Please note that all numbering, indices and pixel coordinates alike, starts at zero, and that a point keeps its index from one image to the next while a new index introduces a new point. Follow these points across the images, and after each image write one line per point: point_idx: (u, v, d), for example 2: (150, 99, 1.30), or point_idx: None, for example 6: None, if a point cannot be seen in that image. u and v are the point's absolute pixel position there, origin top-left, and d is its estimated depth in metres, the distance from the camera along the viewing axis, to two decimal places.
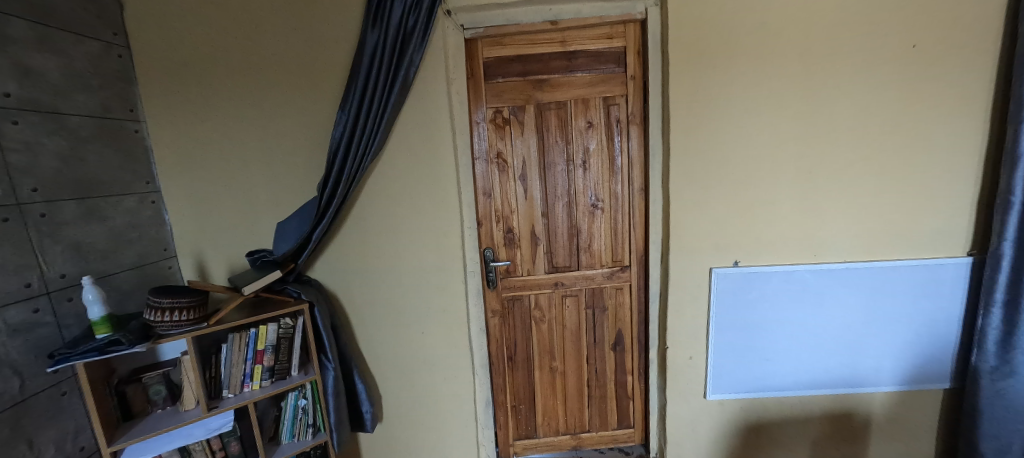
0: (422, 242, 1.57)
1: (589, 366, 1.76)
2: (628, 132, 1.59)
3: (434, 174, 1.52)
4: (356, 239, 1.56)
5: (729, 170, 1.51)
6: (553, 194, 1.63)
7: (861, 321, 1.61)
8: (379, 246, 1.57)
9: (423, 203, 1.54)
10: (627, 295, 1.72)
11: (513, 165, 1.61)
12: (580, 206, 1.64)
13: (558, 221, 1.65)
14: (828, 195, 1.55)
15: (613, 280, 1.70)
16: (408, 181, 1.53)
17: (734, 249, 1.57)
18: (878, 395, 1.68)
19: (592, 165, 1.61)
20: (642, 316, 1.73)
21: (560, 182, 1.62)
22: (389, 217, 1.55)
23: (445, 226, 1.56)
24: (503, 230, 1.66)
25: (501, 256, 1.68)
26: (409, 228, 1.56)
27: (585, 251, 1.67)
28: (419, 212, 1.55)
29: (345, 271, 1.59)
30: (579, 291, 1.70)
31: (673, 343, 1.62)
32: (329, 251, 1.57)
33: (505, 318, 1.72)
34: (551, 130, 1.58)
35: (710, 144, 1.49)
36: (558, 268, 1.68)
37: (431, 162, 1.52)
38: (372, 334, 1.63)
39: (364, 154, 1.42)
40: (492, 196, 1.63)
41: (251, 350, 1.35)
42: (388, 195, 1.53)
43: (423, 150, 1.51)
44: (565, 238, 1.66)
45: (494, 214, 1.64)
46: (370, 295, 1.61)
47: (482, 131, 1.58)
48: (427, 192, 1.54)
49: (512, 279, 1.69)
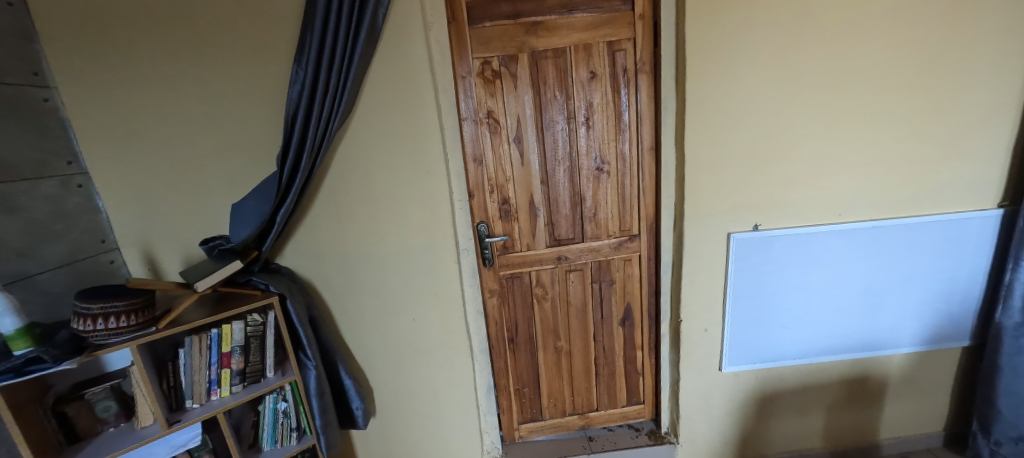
0: (406, 219, 1.38)
1: (596, 345, 1.63)
2: (636, 83, 1.39)
3: (414, 140, 1.31)
4: (330, 218, 1.36)
5: (750, 124, 1.34)
6: (552, 157, 1.43)
7: (883, 281, 1.51)
8: (358, 225, 1.37)
9: (404, 174, 1.34)
10: (636, 267, 1.56)
11: (506, 124, 1.40)
12: (584, 171, 1.45)
13: (559, 188, 1.46)
14: (856, 149, 1.40)
15: (622, 252, 1.53)
16: (385, 149, 1.31)
17: (753, 212, 1.42)
18: (895, 357, 1.61)
19: (597, 122, 1.41)
20: (653, 288, 1.59)
21: (560, 142, 1.42)
22: (366, 192, 1.34)
23: (432, 199, 1.37)
24: (498, 202, 1.46)
25: (497, 230, 1.49)
26: (390, 203, 1.36)
27: (591, 221, 1.50)
28: (400, 184, 1.35)
29: (320, 255, 1.39)
30: (584, 265, 1.53)
31: (687, 315, 1.50)
32: (300, 234, 1.36)
33: (503, 298, 1.56)
34: (548, 83, 1.37)
35: (731, 92, 1.30)
36: (561, 240, 1.51)
37: (409, 126, 1.30)
38: (357, 325, 1.46)
39: (330, 118, 1.17)
40: (484, 163, 1.42)
41: (215, 354, 1.17)
42: (363, 166, 1.32)
43: (399, 113, 1.28)
44: (568, 207, 1.48)
45: (486, 184, 1.45)
46: (352, 281, 1.43)
47: (469, 86, 1.36)
48: (408, 162, 1.33)
49: (509, 255, 1.51)
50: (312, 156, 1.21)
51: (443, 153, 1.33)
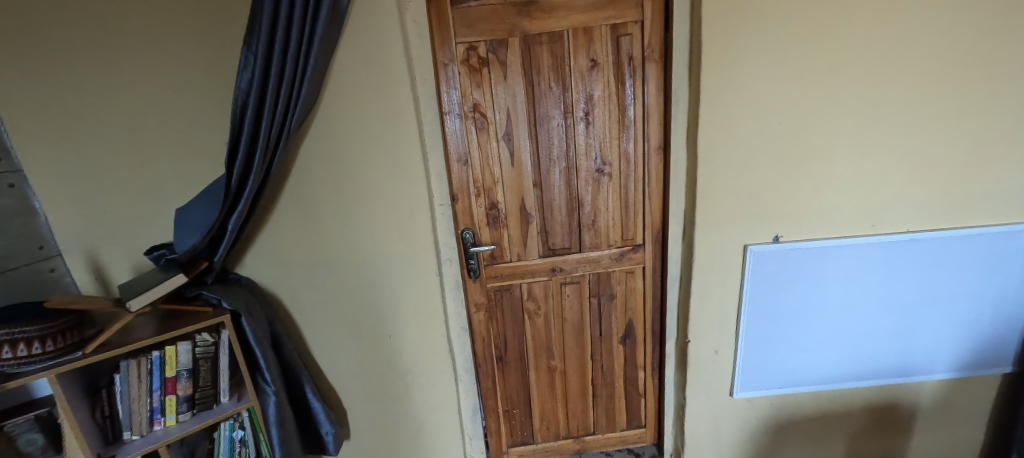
0: (381, 226, 1.22)
1: (593, 365, 1.47)
2: (642, 73, 1.21)
3: (388, 137, 1.15)
4: (294, 224, 1.20)
5: (774, 121, 1.16)
6: (547, 156, 1.27)
7: (919, 301, 1.34)
8: (327, 233, 1.22)
9: (378, 175, 1.18)
10: (639, 280, 1.39)
11: (494, 120, 1.24)
12: (583, 173, 1.28)
13: (554, 192, 1.29)
14: (897, 151, 1.21)
15: (624, 263, 1.36)
16: (356, 147, 1.15)
17: (773, 221, 1.25)
18: (927, 383, 1.45)
19: (598, 117, 1.24)
20: (657, 304, 1.42)
21: (556, 140, 1.25)
22: (334, 194, 1.18)
23: (410, 203, 1.21)
24: (485, 206, 1.30)
25: (484, 238, 1.34)
26: (362, 208, 1.20)
27: (590, 229, 1.33)
28: (373, 187, 1.19)
29: (283, 264, 1.24)
30: (582, 278, 1.37)
31: (695, 335, 1.34)
32: (260, 242, 1.21)
33: (491, 313, 1.40)
34: (543, 72, 1.20)
35: (754, 83, 1.13)
36: (556, 250, 1.35)
37: (383, 121, 1.14)
38: (328, 342, 1.32)
39: (286, 112, 1.00)
40: (469, 162, 1.26)
41: (158, 379, 1.03)
42: (330, 165, 1.16)
43: (371, 106, 1.12)
44: (565, 213, 1.31)
45: (472, 186, 1.28)
46: (321, 294, 1.28)
47: (453, 75, 1.19)
48: (382, 162, 1.17)
49: (497, 266, 1.35)
50: (269, 154, 1.05)
51: (422, 151, 1.18)
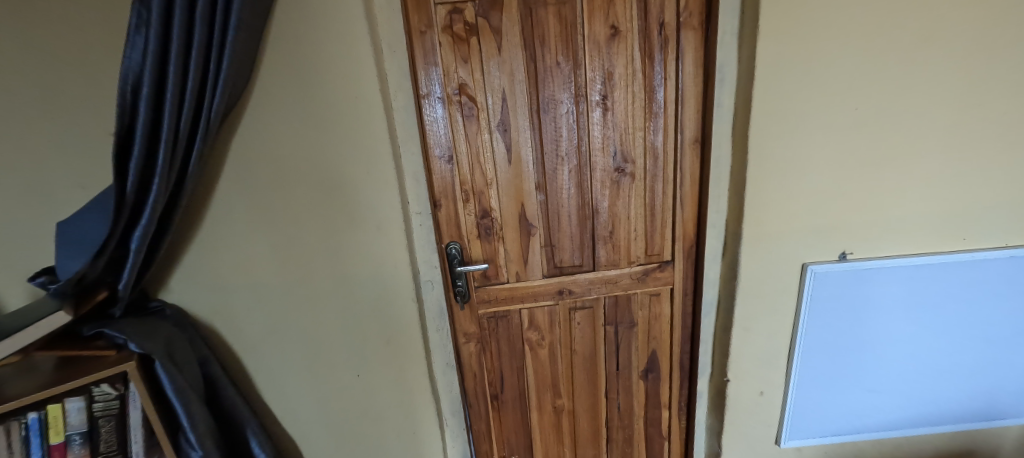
0: (344, 245, 0.95)
1: (608, 405, 1.22)
2: (677, 44, 0.94)
3: (348, 128, 0.89)
4: (229, 242, 0.92)
5: (850, 106, 0.90)
6: (553, 152, 1.00)
7: (1015, 331, 1.07)
8: (271, 252, 0.94)
9: (336, 180, 0.91)
10: (667, 304, 1.13)
11: (486, 106, 0.97)
12: (600, 175, 1.01)
13: (562, 197, 1.03)
14: (1004, 145, 0.94)
15: (647, 284, 1.10)
16: (303, 141, 0.87)
17: (840, 236, 0.99)
18: (1013, 427, 1.19)
19: (619, 105, 0.97)
20: (687, 334, 1.16)
21: (565, 131, 0.98)
22: (280, 205, 0.90)
23: (379, 212, 0.97)
24: (475, 215, 1.04)
25: (475, 255, 1.07)
26: (318, 223, 0.93)
27: (605, 245, 1.06)
28: (331, 195, 0.91)
29: (220, 291, 0.97)
30: (595, 302, 1.11)
31: (735, 373, 1.09)
32: (187, 263, 0.93)
33: (484, 344, 1.14)
34: (548, 42, 0.93)
35: (828, 56, 0.86)
36: (564, 268, 1.08)
37: (339, 109, 0.87)
38: (279, 388, 1.04)
39: (202, 94, 0.73)
40: (455, 159, 1.00)
41: (40, 447, 0.77)
42: (272, 168, 0.87)
43: (324, 89, 0.85)
44: (575, 223, 1.05)
45: (458, 189, 1.02)
46: (269, 329, 1.00)
47: (432, 47, 0.93)
48: (342, 162, 0.90)
49: (491, 288, 1.08)
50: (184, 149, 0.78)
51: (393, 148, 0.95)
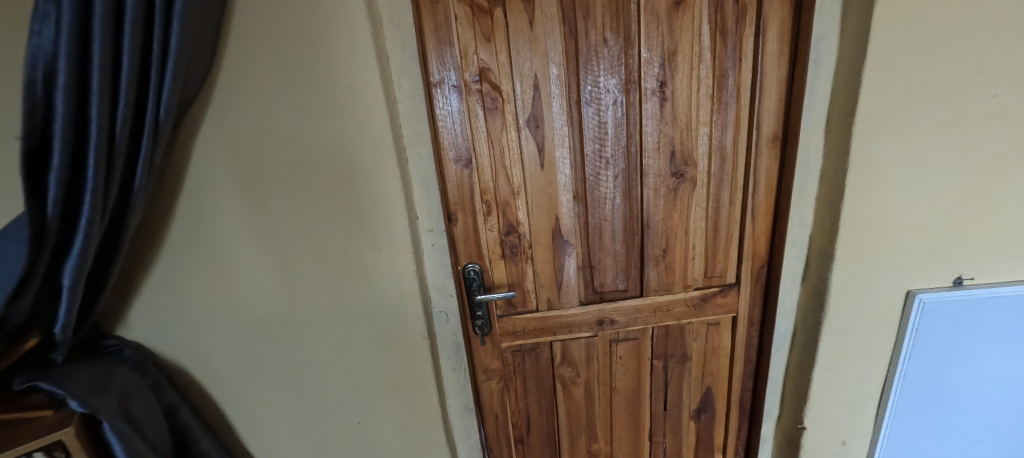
0: (339, 271, 0.77)
1: (653, 449, 1.03)
2: (758, 13, 0.73)
3: (342, 126, 0.70)
4: (189, 271, 0.72)
5: (992, 92, 0.68)
6: (596, 153, 0.80)
7: None
8: (244, 281, 0.74)
9: (328, 191, 0.72)
10: (728, 334, 0.94)
11: (513, 96, 0.77)
12: (655, 182, 0.82)
13: (606, 208, 0.83)
14: None
15: (706, 311, 0.91)
16: (283, 142, 0.68)
17: (960, 258, 0.78)
18: None
19: (681, 94, 0.77)
20: (750, 370, 0.97)
21: (611, 127, 0.79)
22: (258, 226, 0.71)
23: (382, 228, 0.78)
24: (498, 230, 0.85)
25: (497, 278, 0.88)
26: (306, 245, 0.74)
27: (656, 265, 0.87)
28: (322, 211, 0.73)
29: (187, 335, 0.77)
30: (642, 333, 0.92)
31: (812, 420, 0.90)
32: (138, 298, 0.73)
33: (508, 382, 0.96)
34: (594, 12, 0.72)
35: (968, 27, 0.65)
36: (605, 293, 0.89)
37: (331, 102, 0.69)
38: (265, 439, 0.87)
39: (171, 61, 0.52)
40: (474, 163, 0.80)
41: None
42: (246, 178, 0.68)
43: (308, 76, 0.66)
44: (621, 239, 0.86)
45: (478, 200, 0.82)
46: (247, 372, 0.82)
47: (445, 20, 0.73)
48: (335, 169, 0.72)
49: (516, 317, 0.90)
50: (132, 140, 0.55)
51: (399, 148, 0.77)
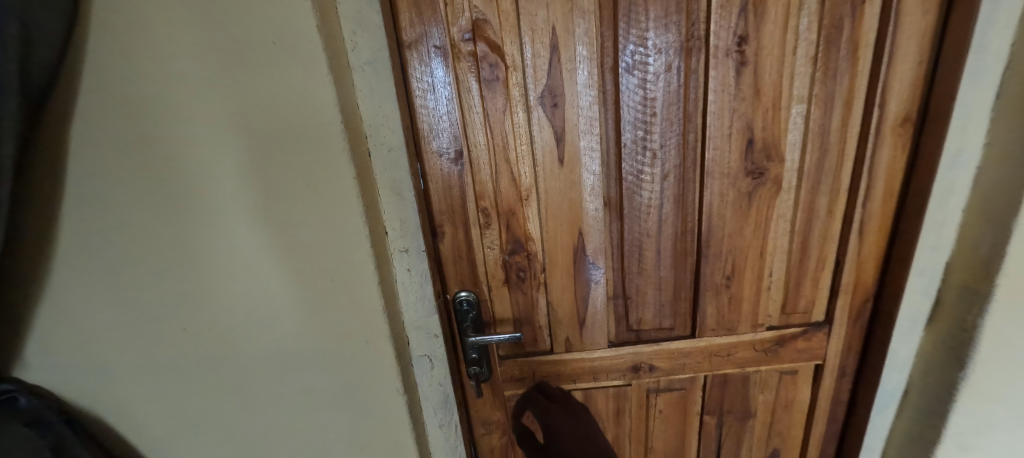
0: (282, 305, 0.57)
1: None
2: None
3: (268, 104, 0.47)
4: (89, 302, 0.55)
5: None
6: (640, 144, 0.56)
7: None
8: (161, 315, 0.56)
9: (258, 199, 0.51)
10: (807, 386, 0.70)
11: (519, 61, 0.54)
12: (723, 185, 0.57)
13: (651, 220, 0.60)
14: None
15: (782, 356, 0.67)
16: (188, 130, 0.47)
17: None
18: None
19: (770, 55, 0.52)
20: (834, 431, 0.73)
21: (663, 106, 0.54)
22: (168, 244, 0.53)
23: (332, 258, 0.53)
24: (500, 249, 0.62)
25: (499, 311, 0.66)
26: (235, 270, 0.55)
27: (717, 298, 0.64)
28: (250, 226, 0.52)
29: (92, 384, 0.59)
30: (691, 383, 0.69)
31: None
32: (21, 338, 0.55)
33: (514, 437, 0.75)
34: None
35: None
36: (643, 332, 0.67)
37: (252, 69, 0.46)
38: None
39: None
40: (467, 158, 0.58)
41: None
42: (146, 179, 0.49)
43: (217, 30, 0.44)
44: (670, 262, 0.62)
45: (473, 209, 0.60)
46: (177, 428, 0.63)
47: None
48: (262, 169, 0.50)
49: (525, 360, 0.68)
50: None
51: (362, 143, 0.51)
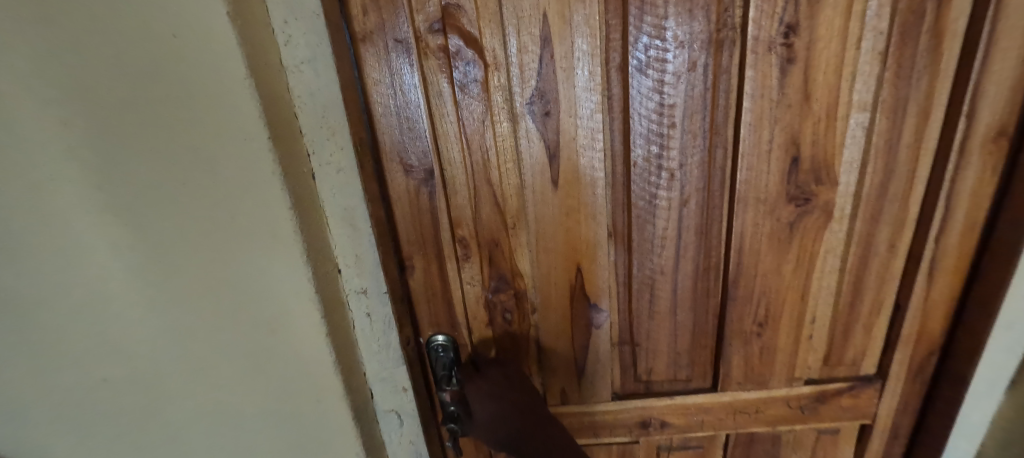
0: (211, 364, 0.46)
1: None
2: None
3: (172, 116, 0.36)
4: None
5: None
6: (655, 163, 0.45)
7: None
8: (68, 370, 0.46)
9: (169, 236, 0.40)
10: (850, 447, 0.59)
11: (502, 59, 0.42)
12: (757, 214, 0.46)
13: (666, 255, 0.49)
14: None
15: (822, 415, 0.56)
16: (69, 150, 0.37)
17: None
18: None
19: (827, 50, 0.40)
20: None
21: (684, 116, 0.43)
22: (66, 289, 0.42)
23: (266, 307, 0.43)
24: (481, 286, 0.52)
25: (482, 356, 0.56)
26: (149, 321, 0.44)
27: (746, 348, 0.52)
28: (163, 269, 0.41)
29: (8, 441, 0.51)
30: (711, 441, 0.59)
31: None
32: None
33: None
34: None
35: None
36: (654, 382, 0.56)
37: (146, 70, 0.34)
38: None
39: None
40: (440, 179, 0.47)
41: None
42: (30, 211, 0.39)
43: (88, 17, 0.32)
44: (689, 304, 0.51)
45: (448, 240, 0.49)
46: None
47: None
48: (169, 199, 0.38)
49: None
50: None
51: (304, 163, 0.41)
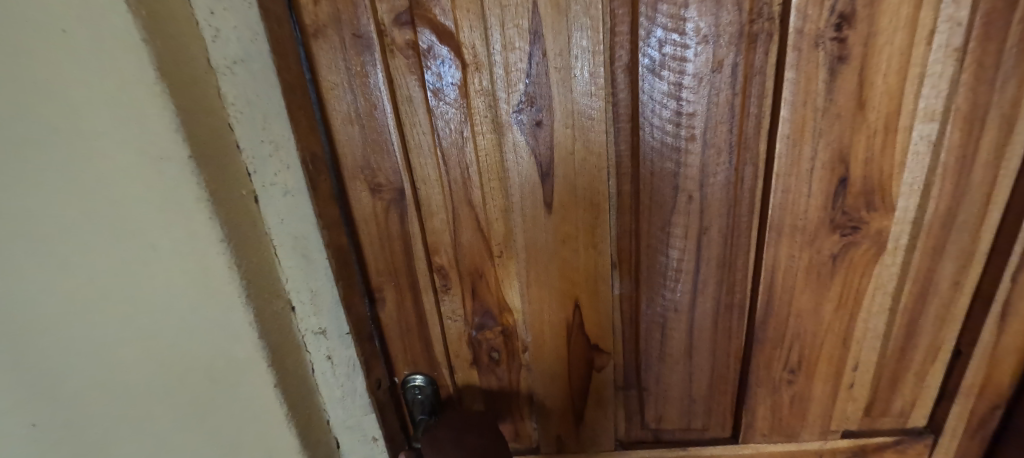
0: (137, 427, 0.38)
1: None
2: None
3: (63, 129, 0.28)
4: None
5: None
6: (670, 184, 0.37)
7: None
8: None
9: (68, 277, 0.32)
10: None
11: (485, 59, 0.35)
12: (793, 245, 0.38)
13: (682, 290, 0.41)
14: None
15: None
16: None
17: None
18: None
19: (891, 46, 0.32)
20: None
21: (707, 128, 0.35)
22: None
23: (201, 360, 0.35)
24: (465, 321, 0.44)
25: (468, 398, 0.49)
26: (59, 378, 0.36)
27: (773, 396, 0.45)
28: (65, 318, 0.33)
29: None
30: None
31: None
32: None
33: None
34: None
35: None
36: (665, 432, 0.48)
37: (26, 71, 0.27)
38: None
39: None
40: (413, 201, 0.39)
41: None
42: None
43: None
44: (708, 347, 0.43)
45: (425, 270, 0.42)
46: None
47: None
48: (64, 236, 0.31)
49: None
50: None
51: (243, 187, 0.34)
